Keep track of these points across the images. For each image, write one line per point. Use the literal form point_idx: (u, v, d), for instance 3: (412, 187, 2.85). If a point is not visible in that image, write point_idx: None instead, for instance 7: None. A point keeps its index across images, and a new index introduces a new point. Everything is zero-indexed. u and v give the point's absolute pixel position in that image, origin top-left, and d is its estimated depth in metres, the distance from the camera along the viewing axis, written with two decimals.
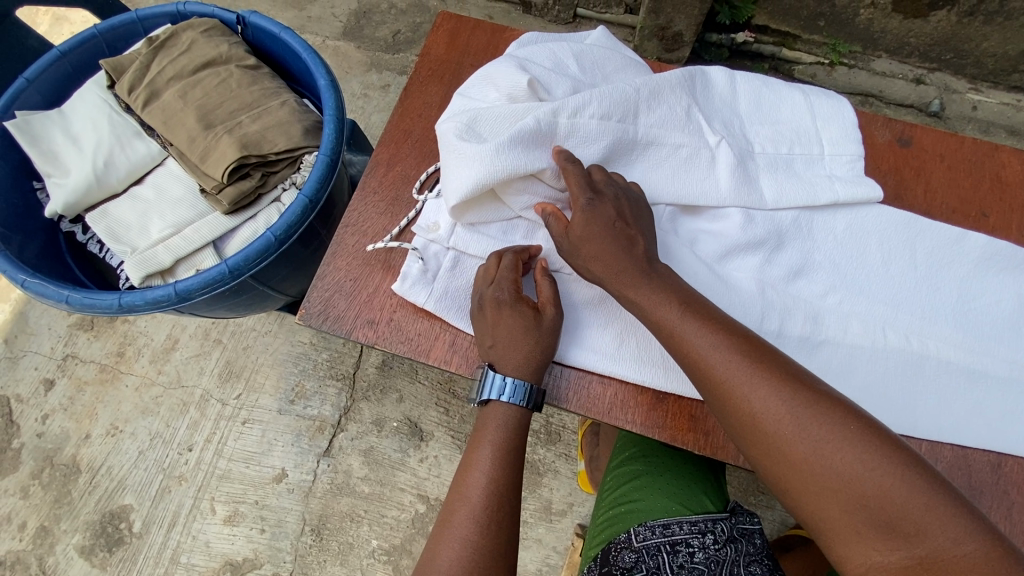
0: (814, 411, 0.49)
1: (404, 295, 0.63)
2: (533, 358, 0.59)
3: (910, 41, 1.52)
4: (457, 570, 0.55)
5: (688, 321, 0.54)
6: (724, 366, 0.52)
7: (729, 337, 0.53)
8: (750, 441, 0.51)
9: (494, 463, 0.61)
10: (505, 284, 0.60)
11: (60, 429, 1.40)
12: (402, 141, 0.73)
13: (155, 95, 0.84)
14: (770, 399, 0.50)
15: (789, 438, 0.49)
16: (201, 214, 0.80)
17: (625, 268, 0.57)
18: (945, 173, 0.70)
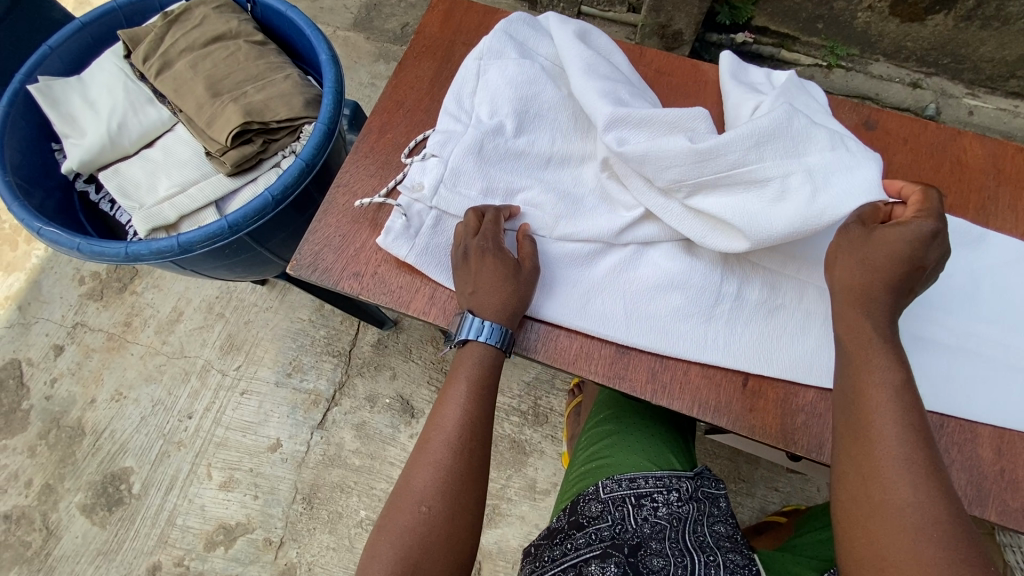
0: (960, 531, 0.50)
1: (387, 248, 0.68)
2: (508, 303, 0.63)
3: (907, 45, 1.54)
4: (433, 491, 0.62)
5: (899, 401, 0.55)
6: (900, 453, 0.53)
7: (919, 430, 0.54)
8: (878, 506, 0.52)
9: (468, 398, 0.66)
10: (490, 238, 0.65)
11: (68, 392, 1.46)
12: (395, 111, 0.77)
13: (167, 65, 0.89)
14: (929, 501, 0.51)
15: (926, 541, 0.50)
16: (205, 175, 0.86)
17: (872, 302, 0.58)
18: (908, 155, 0.74)
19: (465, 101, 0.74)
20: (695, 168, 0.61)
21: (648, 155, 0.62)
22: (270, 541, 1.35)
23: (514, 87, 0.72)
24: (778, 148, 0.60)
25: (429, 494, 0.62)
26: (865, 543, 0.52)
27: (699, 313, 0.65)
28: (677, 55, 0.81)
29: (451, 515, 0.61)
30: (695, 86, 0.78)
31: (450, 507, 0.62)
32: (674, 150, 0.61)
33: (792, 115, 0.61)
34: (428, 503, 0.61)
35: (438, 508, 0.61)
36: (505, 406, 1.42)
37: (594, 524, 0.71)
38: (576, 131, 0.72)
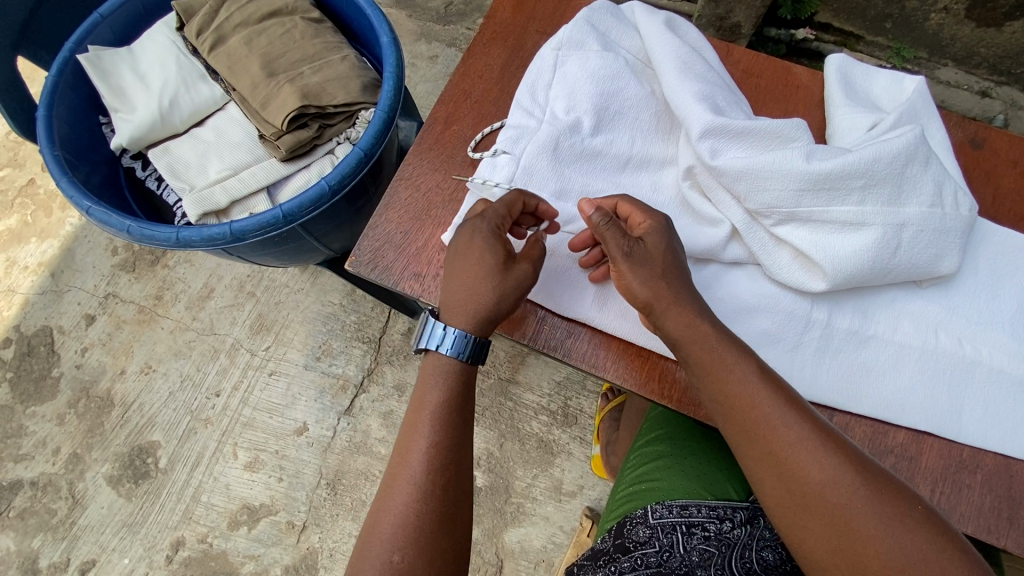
0: (877, 482, 0.50)
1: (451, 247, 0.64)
2: (478, 301, 0.60)
3: (980, 51, 1.44)
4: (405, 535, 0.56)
5: (754, 380, 0.54)
6: (793, 428, 0.52)
7: (792, 399, 0.54)
8: (803, 503, 0.51)
9: (431, 434, 0.60)
10: (491, 221, 0.61)
11: (97, 362, 1.46)
12: (461, 101, 0.73)
13: (221, 40, 0.86)
14: (837, 465, 0.51)
15: (850, 509, 0.50)
16: (257, 158, 0.82)
17: (683, 300, 0.56)
18: (1017, 179, 0.68)
19: (539, 93, 0.69)
20: (795, 193, 0.57)
21: (747, 172, 0.58)
22: (293, 525, 1.35)
23: (594, 81, 0.68)
24: (890, 183, 0.57)
25: (399, 543, 0.56)
26: (802, 526, 0.51)
27: (786, 339, 0.61)
28: (767, 55, 0.75)
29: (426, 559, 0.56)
30: (786, 90, 0.72)
31: (419, 557, 0.56)
32: (784, 173, 0.57)
33: (915, 149, 0.57)
34: (399, 553, 0.56)
35: (409, 558, 0.56)
36: (534, 405, 1.38)
37: (642, 551, 0.68)
38: (661, 134, 0.68)
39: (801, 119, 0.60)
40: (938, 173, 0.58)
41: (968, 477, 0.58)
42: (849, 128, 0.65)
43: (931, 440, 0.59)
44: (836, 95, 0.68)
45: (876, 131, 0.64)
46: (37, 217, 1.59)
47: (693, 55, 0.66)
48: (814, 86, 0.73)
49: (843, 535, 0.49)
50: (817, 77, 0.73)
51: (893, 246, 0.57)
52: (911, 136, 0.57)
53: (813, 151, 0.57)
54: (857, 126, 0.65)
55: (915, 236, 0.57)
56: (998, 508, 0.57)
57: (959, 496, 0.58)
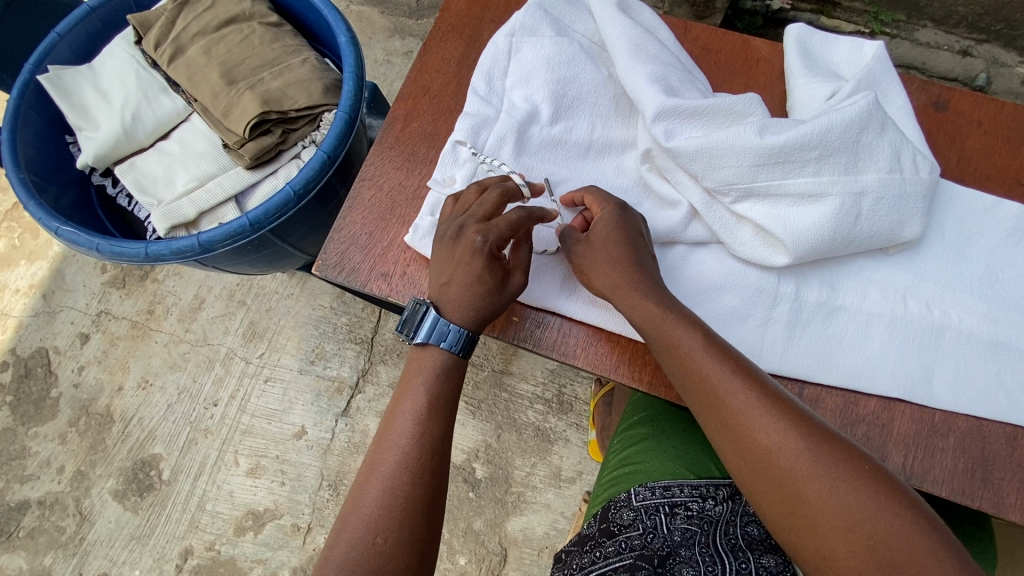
0: (826, 447, 0.51)
1: (415, 246, 0.64)
2: (480, 315, 0.60)
3: (958, 10, 1.42)
4: (384, 520, 0.56)
5: (698, 351, 0.55)
6: (740, 396, 0.53)
7: (742, 367, 0.55)
8: (755, 468, 0.52)
9: (424, 409, 0.60)
10: (489, 231, 0.59)
11: (95, 380, 1.47)
12: (420, 97, 0.72)
13: (180, 51, 0.85)
14: (785, 430, 0.52)
15: (798, 471, 0.51)
16: (224, 168, 0.82)
17: (631, 279, 0.58)
18: (982, 139, 0.67)
19: (496, 82, 0.68)
20: (750, 169, 0.57)
21: (703, 152, 0.57)
22: (298, 527, 1.36)
23: (550, 68, 0.67)
24: (846, 153, 0.57)
25: (384, 523, 0.55)
26: (756, 490, 0.53)
27: (755, 314, 0.60)
28: (726, 29, 0.74)
29: (408, 546, 0.56)
30: (747, 64, 0.72)
31: (405, 536, 0.56)
32: (738, 148, 0.57)
33: (868, 117, 0.57)
34: (382, 534, 0.55)
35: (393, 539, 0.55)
36: (529, 394, 1.39)
37: (626, 534, 0.69)
38: (621, 117, 0.67)
39: (755, 94, 0.60)
40: (895, 138, 0.58)
41: (941, 441, 0.58)
42: (809, 98, 0.65)
43: (903, 407, 0.60)
44: (795, 65, 0.66)
45: (835, 100, 0.63)
46: (25, 239, 1.59)
47: (646, 35, 0.65)
48: (774, 58, 0.72)
49: (791, 499, 0.51)
50: (777, 49, 0.72)
51: (855, 216, 0.57)
52: (866, 103, 0.57)
53: (766, 126, 0.57)
54: (816, 95, 0.64)
55: (875, 204, 0.57)
56: (971, 470, 0.58)
57: (933, 460, 0.58)
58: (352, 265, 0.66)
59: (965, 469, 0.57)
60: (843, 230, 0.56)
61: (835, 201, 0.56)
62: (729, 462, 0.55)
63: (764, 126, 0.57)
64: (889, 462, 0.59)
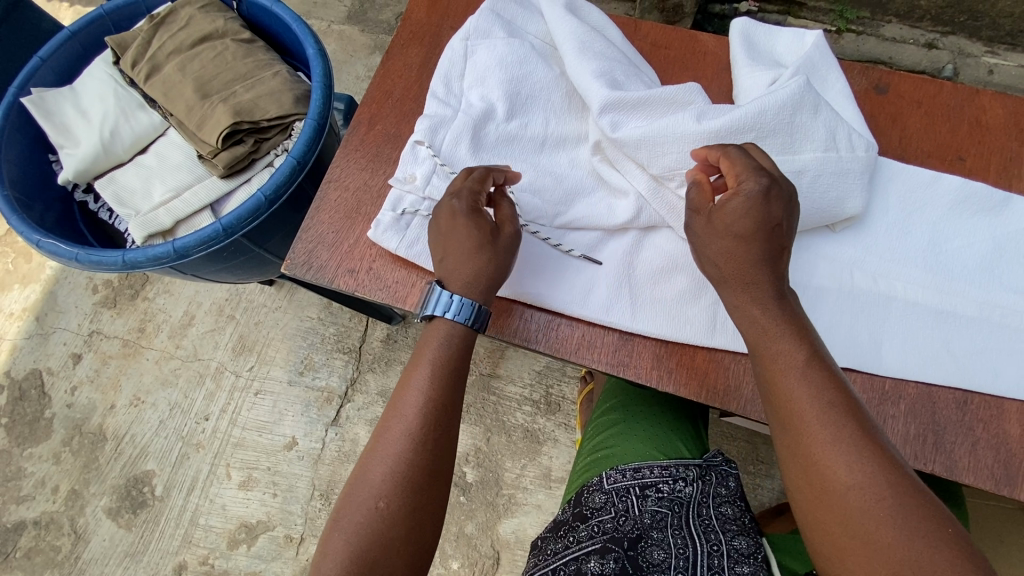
0: (912, 501, 0.48)
1: (378, 241, 0.66)
2: (481, 276, 0.60)
3: (920, 4, 1.46)
4: (388, 486, 0.57)
5: (799, 378, 0.53)
6: (831, 424, 0.51)
7: (848, 401, 0.52)
8: (820, 497, 0.51)
9: (430, 380, 0.60)
10: (465, 199, 0.62)
11: (88, 399, 1.49)
12: (383, 101, 0.76)
13: (156, 69, 0.89)
14: (872, 472, 0.49)
15: (872, 513, 0.48)
16: (199, 178, 0.85)
17: (758, 278, 0.55)
18: (922, 119, 0.70)
19: (454, 86, 0.71)
20: (691, 155, 0.61)
21: (645, 140, 0.61)
22: (291, 538, 1.37)
23: (504, 68, 0.70)
24: (781, 132, 0.60)
25: (385, 490, 0.56)
26: (813, 518, 0.51)
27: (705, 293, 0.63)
28: (674, 26, 0.77)
29: (409, 517, 0.56)
30: (695, 57, 0.75)
31: (407, 504, 0.57)
32: (679, 136, 0.60)
33: (800, 99, 0.60)
34: (384, 499, 0.56)
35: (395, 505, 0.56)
36: (517, 396, 1.40)
37: (597, 516, 0.69)
38: (575, 112, 0.70)
39: (694, 83, 0.63)
40: (828, 118, 0.61)
41: (892, 408, 0.60)
42: (752, 86, 0.68)
43: (854, 376, 0.61)
44: (738, 55, 0.70)
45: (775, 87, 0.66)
46: (18, 263, 1.62)
47: (592, 33, 0.68)
48: (721, 51, 0.75)
49: (848, 535, 0.49)
50: (723, 42, 0.75)
51: (794, 194, 0.59)
52: (795, 84, 0.60)
53: (705, 112, 0.61)
54: (758, 83, 0.67)
55: (812, 181, 0.60)
56: (922, 435, 0.59)
57: (884, 428, 0.60)
58: (318, 262, 0.68)
59: (915, 435, 0.59)
60: None
61: None
62: (793, 483, 0.53)
63: (704, 114, 0.60)
64: None
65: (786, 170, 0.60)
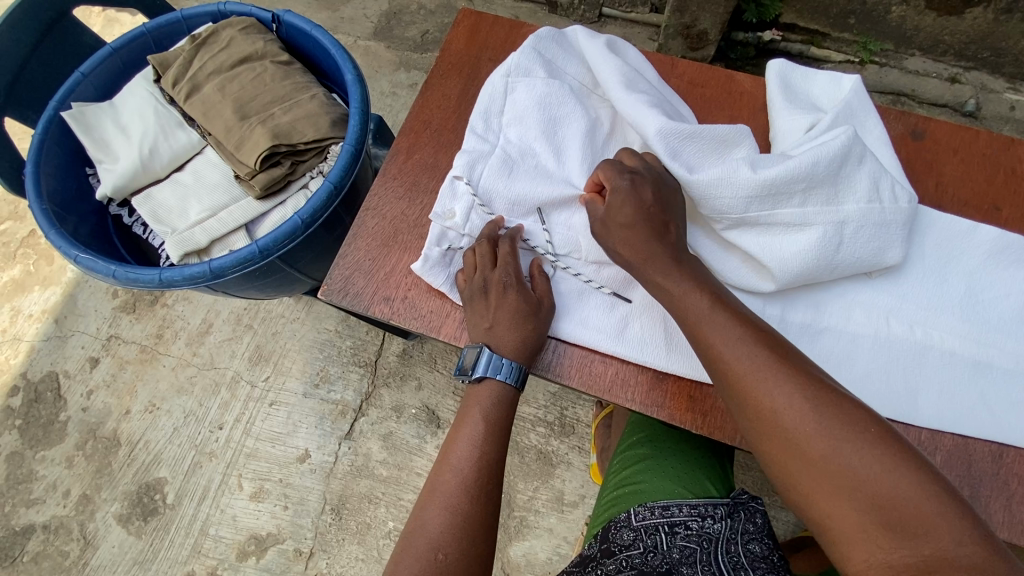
0: (838, 413, 0.50)
1: (422, 275, 0.67)
2: (526, 343, 0.63)
3: (944, 39, 1.47)
4: (445, 538, 0.59)
5: (712, 317, 0.56)
6: (748, 359, 0.53)
7: (755, 328, 0.55)
8: (766, 435, 0.52)
9: (479, 439, 0.65)
10: (510, 271, 0.65)
11: (103, 404, 1.49)
12: (421, 131, 0.77)
13: (196, 88, 0.90)
14: (796, 397, 0.51)
15: (809, 435, 0.50)
16: (235, 198, 0.86)
17: (655, 253, 0.59)
18: (958, 166, 0.70)
19: (493, 119, 0.72)
20: (744, 200, 0.60)
21: (703, 185, 0.60)
22: (300, 552, 1.36)
23: (543, 105, 0.71)
24: (829, 184, 0.60)
25: (444, 541, 0.59)
26: (783, 468, 0.51)
27: None
28: (711, 65, 0.78)
29: (467, 564, 0.59)
30: (731, 97, 0.76)
31: (464, 554, 0.59)
32: (736, 179, 0.59)
33: (849, 150, 0.60)
34: (444, 550, 0.59)
35: (453, 556, 0.59)
36: (531, 417, 1.40)
37: (626, 553, 0.69)
38: (612, 152, 0.71)
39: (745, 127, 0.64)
40: (873, 169, 0.61)
41: (927, 459, 0.60)
42: (789, 129, 0.68)
43: (889, 425, 0.61)
44: (776, 98, 0.70)
45: (814, 132, 0.67)
46: (40, 265, 1.64)
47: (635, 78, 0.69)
48: (757, 91, 0.76)
49: (814, 469, 0.49)
50: (760, 83, 0.76)
51: (839, 247, 0.60)
52: (845, 135, 0.61)
53: (759, 160, 0.60)
54: (796, 128, 0.68)
55: (856, 232, 0.60)
56: (958, 488, 0.59)
57: None
58: (357, 292, 0.68)
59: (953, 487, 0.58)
60: (826, 258, 0.60)
61: (820, 231, 0.60)
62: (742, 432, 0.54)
63: (756, 159, 0.60)
64: None
65: (833, 223, 0.60)
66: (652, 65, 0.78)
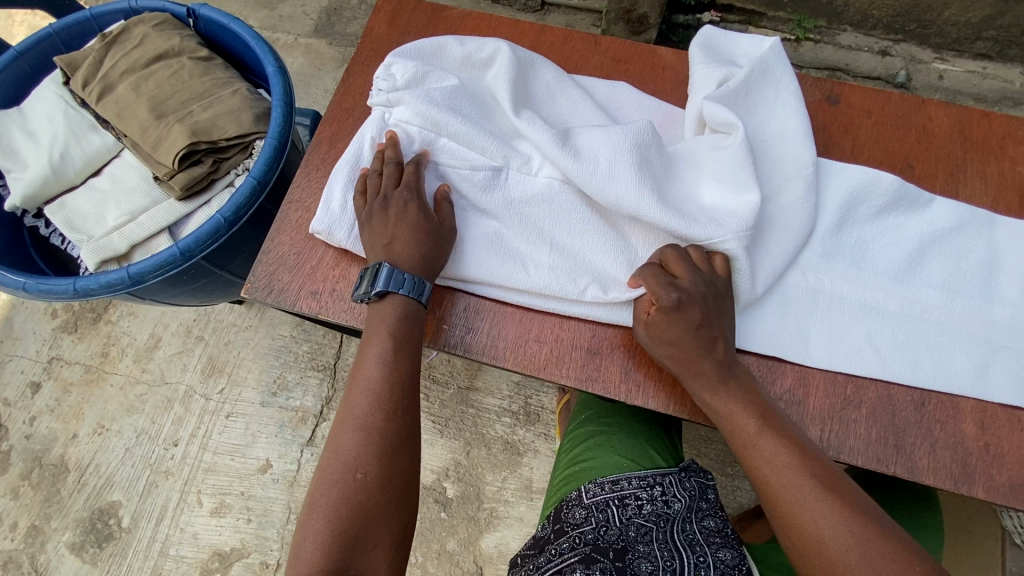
0: (879, 543, 0.53)
1: (326, 236, 0.66)
2: (425, 263, 0.63)
3: (872, 13, 1.51)
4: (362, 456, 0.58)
5: (764, 436, 0.57)
6: (797, 483, 0.56)
7: (801, 446, 0.57)
8: (804, 556, 0.55)
9: (386, 352, 0.62)
10: (412, 188, 0.65)
11: (48, 430, 1.42)
12: (344, 119, 0.75)
13: (109, 89, 0.86)
14: (837, 525, 0.54)
15: (849, 565, 0.53)
16: (155, 201, 0.83)
17: (704, 370, 0.59)
18: (872, 128, 0.72)
19: (381, 114, 0.70)
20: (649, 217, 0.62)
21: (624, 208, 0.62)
22: (267, 564, 1.32)
23: (456, 104, 0.68)
24: (736, 168, 0.63)
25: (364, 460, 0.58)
26: None
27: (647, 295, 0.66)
28: (634, 42, 0.78)
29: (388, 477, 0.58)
30: (654, 72, 0.76)
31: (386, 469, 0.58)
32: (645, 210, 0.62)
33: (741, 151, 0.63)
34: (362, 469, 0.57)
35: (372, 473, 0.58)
36: (496, 408, 1.39)
37: (579, 531, 0.69)
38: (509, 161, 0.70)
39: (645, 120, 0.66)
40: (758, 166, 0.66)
41: (853, 412, 0.61)
42: (703, 82, 0.69)
43: (812, 376, 0.62)
44: (694, 53, 0.71)
45: (726, 86, 0.67)
46: None
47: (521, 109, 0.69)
48: (680, 65, 0.76)
49: None
50: (682, 57, 0.77)
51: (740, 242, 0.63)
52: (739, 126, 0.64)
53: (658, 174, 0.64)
54: (710, 82, 0.69)
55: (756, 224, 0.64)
56: (882, 437, 0.60)
57: (847, 432, 0.60)
58: (282, 288, 0.67)
59: (877, 436, 0.59)
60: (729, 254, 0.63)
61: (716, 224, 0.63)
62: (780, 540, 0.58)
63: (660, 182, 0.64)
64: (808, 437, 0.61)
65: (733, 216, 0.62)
66: (575, 43, 0.78)
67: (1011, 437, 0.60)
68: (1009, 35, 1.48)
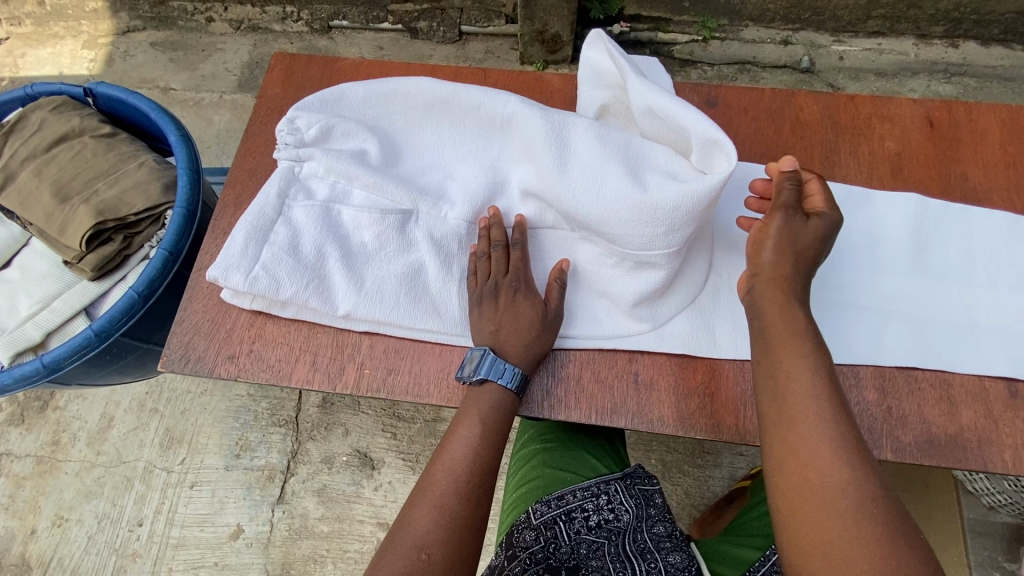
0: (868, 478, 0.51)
1: (219, 280, 0.64)
2: (531, 349, 0.64)
3: (768, 8, 1.59)
4: (431, 538, 0.57)
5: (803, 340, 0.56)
6: (814, 396, 0.54)
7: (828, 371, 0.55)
8: (790, 459, 0.52)
9: (477, 436, 0.62)
10: (521, 277, 0.67)
11: (4, 529, 1.36)
12: (247, 180, 0.76)
13: (12, 178, 0.86)
14: (837, 449, 0.52)
15: (839, 481, 0.50)
16: (68, 284, 0.82)
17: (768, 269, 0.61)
18: (750, 124, 0.76)
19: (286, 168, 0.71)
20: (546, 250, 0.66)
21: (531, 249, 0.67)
22: None
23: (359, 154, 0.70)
24: None
25: (431, 541, 0.56)
26: (790, 489, 0.52)
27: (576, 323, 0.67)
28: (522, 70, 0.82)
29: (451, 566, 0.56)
30: (542, 97, 0.80)
31: (451, 558, 0.57)
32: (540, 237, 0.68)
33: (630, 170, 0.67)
34: (428, 551, 0.56)
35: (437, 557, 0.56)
36: None
37: (529, 553, 0.68)
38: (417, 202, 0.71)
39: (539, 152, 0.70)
40: None
41: None
42: (588, 108, 0.72)
43: (722, 368, 0.65)
44: (582, 79, 0.73)
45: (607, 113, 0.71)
46: None
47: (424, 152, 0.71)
48: (566, 88, 0.80)
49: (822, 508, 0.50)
50: (566, 80, 0.80)
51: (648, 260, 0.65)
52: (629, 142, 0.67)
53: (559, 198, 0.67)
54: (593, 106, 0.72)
55: None
56: None
57: None
58: (200, 355, 0.67)
59: None
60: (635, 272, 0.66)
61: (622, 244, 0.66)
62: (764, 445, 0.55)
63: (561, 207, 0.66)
64: (725, 428, 0.64)
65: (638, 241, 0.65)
66: (466, 79, 0.81)
67: (910, 397, 0.63)
68: (895, 11, 1.57)
